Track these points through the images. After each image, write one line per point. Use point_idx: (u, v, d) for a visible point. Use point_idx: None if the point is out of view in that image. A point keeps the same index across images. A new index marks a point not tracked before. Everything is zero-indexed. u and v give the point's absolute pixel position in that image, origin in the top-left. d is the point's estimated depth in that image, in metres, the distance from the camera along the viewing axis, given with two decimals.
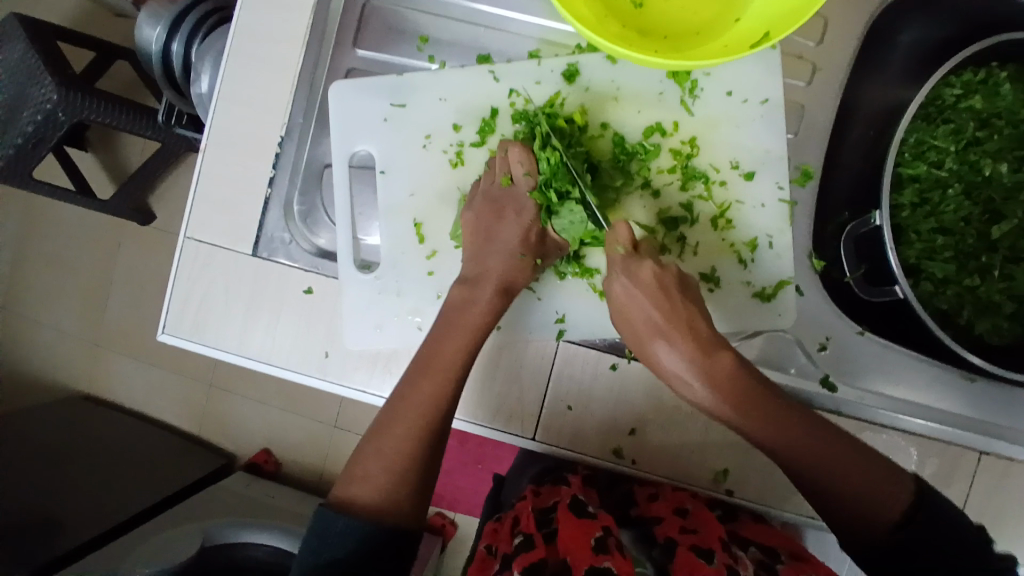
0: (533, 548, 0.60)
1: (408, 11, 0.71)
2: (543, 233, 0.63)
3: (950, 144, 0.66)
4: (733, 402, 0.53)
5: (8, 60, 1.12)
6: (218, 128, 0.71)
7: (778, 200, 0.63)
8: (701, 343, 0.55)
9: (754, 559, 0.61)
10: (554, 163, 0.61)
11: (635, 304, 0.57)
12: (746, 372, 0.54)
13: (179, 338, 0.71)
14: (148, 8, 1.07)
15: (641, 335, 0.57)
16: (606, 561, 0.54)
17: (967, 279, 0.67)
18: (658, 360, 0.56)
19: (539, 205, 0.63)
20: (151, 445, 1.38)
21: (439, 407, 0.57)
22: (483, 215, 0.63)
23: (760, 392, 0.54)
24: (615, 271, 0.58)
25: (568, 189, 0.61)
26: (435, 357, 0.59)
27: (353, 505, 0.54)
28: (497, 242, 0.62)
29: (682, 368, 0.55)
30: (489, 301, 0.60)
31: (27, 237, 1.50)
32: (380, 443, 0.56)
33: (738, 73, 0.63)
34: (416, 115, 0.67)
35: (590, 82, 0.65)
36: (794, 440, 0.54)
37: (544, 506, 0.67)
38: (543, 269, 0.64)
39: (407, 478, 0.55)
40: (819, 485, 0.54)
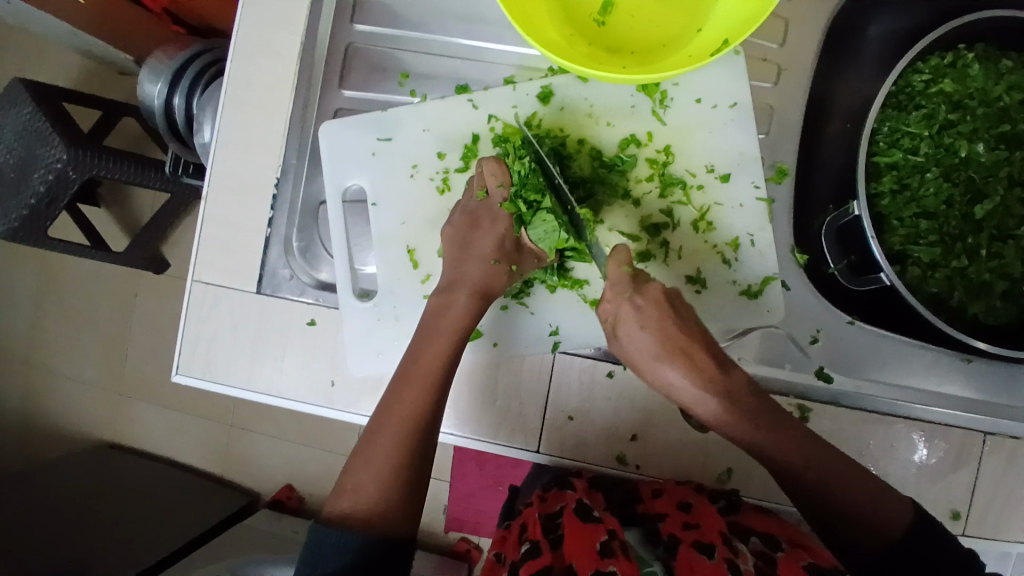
0: (538, 555, 0.61)
1: (388, 51, 0.74)
2: (518, 240, 0.65)
3: (924, 130, 0.67)
4: (747, 419, 0.57)
5: (14, 125, 1.17)
6: (216, 175, 0.74)
7: (755, 199, 0.65)
8: (713, 364, 0.58)
9: (755, 550, 0.59)
10: (524, 174, 0.64)
11: (650, 328, 0.58)
12: (756, 393, 0.58)
13: (192, 377, 0.74)
14: (148, 67, 1.12)
15: (652, 357, 0.59)
16: (610, 565, 0.55)
17: (955, 261, 0.67)
18: (669, 380, 0.58)
19: (512, 215, 0.65)
20: (176, 488, 1.41)
21: (424, 414, 0.59)
22: (460, 229, 0.65)
23: (769, 412, 0.57)
24: (623, 298, 0.60)
25: (539, 198, 0.63)
26: (416, 367, 0.61)
27: (347, 517, 0.55)
28: (473, 252, 0.64)
29: (694, 387, 0.57)
30: (468, 308, 0.62)
31: (45, 293, 1.55)
32: (370, 453, 0.58)
33: (706, 80, 0.65)
34: (402, 147, 0.70)
35: (564, 102, 0.67)
36: (809, 462, 0.57)
37: (551, 512, 0.68)
38: (519, 276, 0.65)
39: (398, 486, 0.56)
40: (827, 505, 0.57)
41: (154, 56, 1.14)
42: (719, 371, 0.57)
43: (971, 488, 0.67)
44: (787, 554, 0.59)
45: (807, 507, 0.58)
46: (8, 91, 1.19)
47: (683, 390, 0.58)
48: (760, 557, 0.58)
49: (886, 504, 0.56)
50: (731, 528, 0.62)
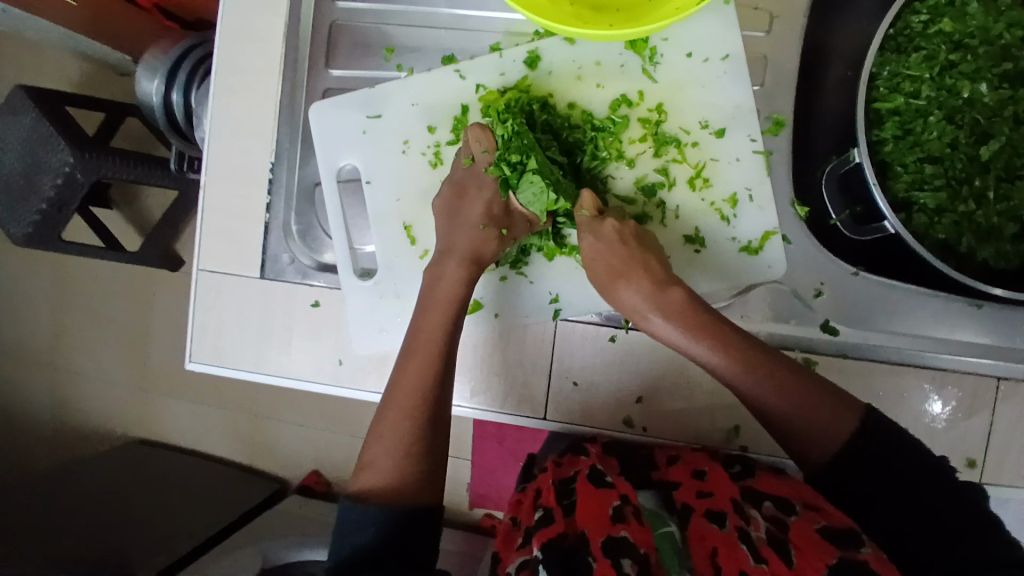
0: (551, 523, 0.60)
1: (373, 27, 0.73)
2: (507, 204, 0.64)
3: (924, 72, 0.65)
4: (693, 329, 0.58)
5: (20, 130, 1.20)
6: (214, 164, 0.75)
7: (752, 152, 0.64)
8: (658, 280, 0.60)
9: (768, 515, 0.59)
10: (508, 137, 0.63)
11: (599, 257, 0.61)
12: (703, 307, 0.59)
13: (205, 364, 0.76)
14: (144, 63, 1.14)
15: (605, 280, 0.61)
16: (622, 530, 0.57)
17: (962, 206, 0.65)
18: (621, 299, 0.61)
19: (497, 179, 0.64)
20: (204, 479, 1.46)
21: (433, 386, 0.60)
22: (448, 199, 0.65)
23: (719, 325, 0.59)
24: (582, 231, 0.62)
25: (524, 158, 0.61)
26: (416, 341, 0.61)
27: (368, 493, 0.57)
28: (463, 220, 0.64)
29: (642, 304, 0.60)
30: (460, 273, 0.63)
31: (66, 298, 1.60)
32: (383, 430, 0.58)
33: (695, 34, 0.64)
34: (392, 123, 0.70)
35: (552, 66, 0.66)
36: (761, 377, 0.58)
37: (565, 477, 0.68)
38: (511, 241, 0.65)
39: (413, 457, 0.58)
40: (781, 421, 0.58)
41: (150, 52, 1.15)
42: (662, 286, 0.59)
43: (987, 435, 0.66)
44: (800, 518, 0.59)
45: (769, 426, 0.60)
46: (10, 98, 1.21)
47: (636, 308, 0.60)
48: (772, 522, 0.58)
49: (835, 415, 0.58)
50: (743, 493, 0.63)
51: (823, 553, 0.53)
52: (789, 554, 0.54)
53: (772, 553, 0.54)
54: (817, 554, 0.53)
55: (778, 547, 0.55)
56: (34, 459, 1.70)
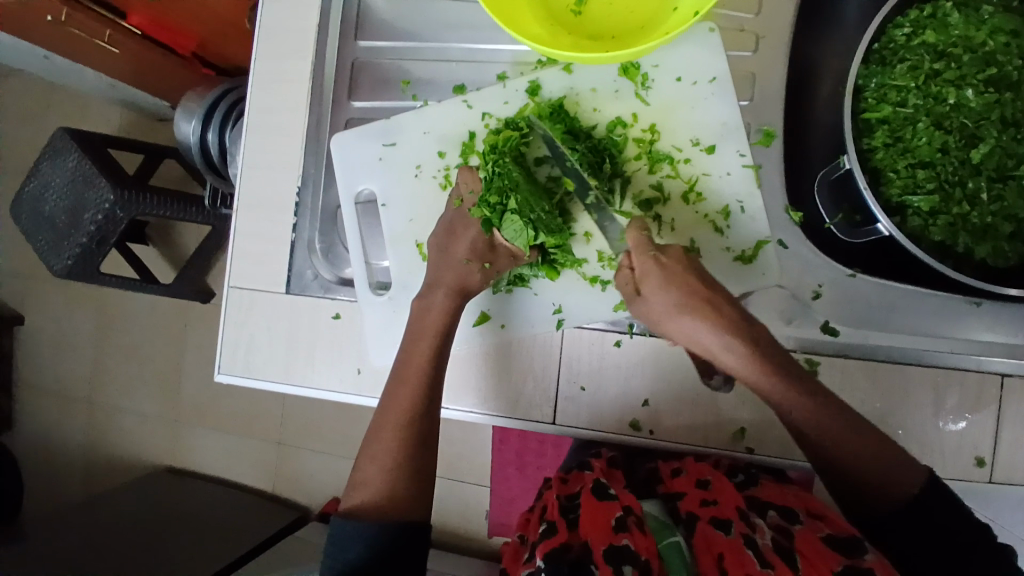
0: (554, 534, 0.64)
1: (390, 62, 0.80)
2: (491, 239, 0.68)
3: (910, 81, 0.69)
4: (765, 362, 0.60)
5: (65, 170, 1.30)
6: (245, 192, 0.82)
7: (742, 167, 0.67)
8: (731, 314, 0.62)
9: (773, 523, 0.65)
10: (491, 178, 0.67)
11: (673, 283, 0.62)
12: (772, 345, 0.61)
13: (234, 375, 0.81)
14: (183, 107, 1.24)
15: (674, 308, 0.62)
16: (624, 539, 0.60)
17: (957, 207, 0.68)
18: (690, 326, 0.62)
19: (480, 220, 0.68)
20: (229, 507, 1.50)
21: (421, 407, 0.63)
22: (440, 238, 0.70)
23: (786, 362, 0.61)
24: (646, 257, 0.64)
25: (502, 202, 0.66)
26: (406, 369, 0.65)
27: (359, 511, 0.61)
28: (449, 256, 0.69)
29: (715, 332, 0.61)
30: (446, 305, 0.67)
31: (106, 332, 1.69)
32: (375, 449, 0.63)
33: (683, 59, 0.68)
34: (406, 150, 0.75)
35: (551, 94, 0.71)
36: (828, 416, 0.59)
37: (571, 493, 0.71)
38: (495, 273, 0.69)
39: (401, 477, 0.61)
40: (844, 462, 0.59)
41: (188, 96, 1.25)
42: (743, 320, 0.62)
43: (992, 434, 0.66)
44: (805, 526, 0.63)
45: (826, 466, 0.60)
46: (58, 142, 1.31)
47: (708, 336, 0.61)
48: (777, 530, 0.64)
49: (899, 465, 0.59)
50: (747, 502, 0.68)
51: (826, 560, 0.58)
52: (795, 560, 0.58)
53: (777, 558, 0.59)
54: (821, 558, 0.58)
55: (784, 554, 0.60)
56: (67, 488, 1.76)
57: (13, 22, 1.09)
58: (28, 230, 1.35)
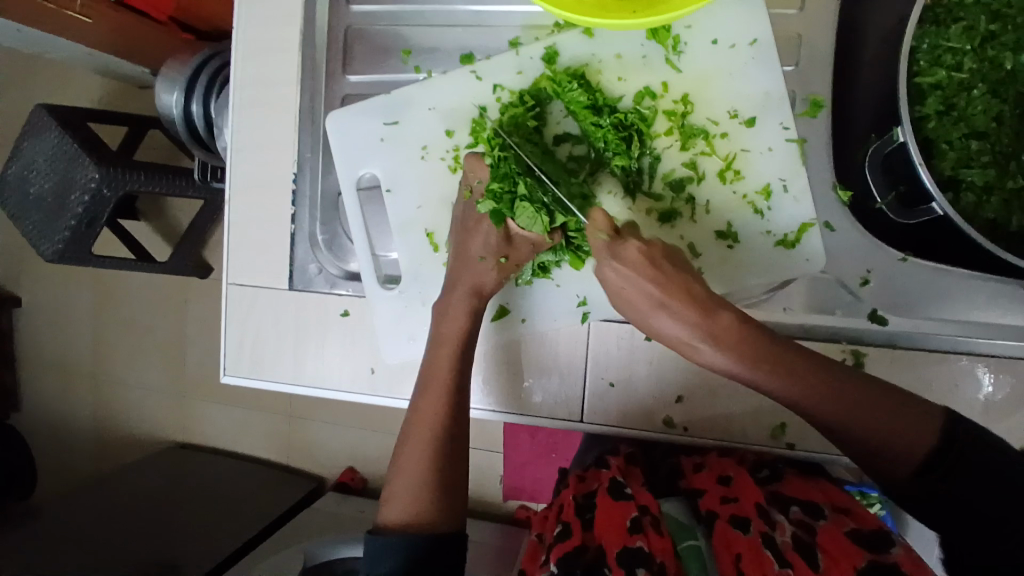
0: (569, 536, 0.60)
1: (388, 29, 0.72)
2: (506, 231, 0.62)
3: (965, 44, 0.62)
4: (748, 357, 0.54)
5: (45, 148, 1.23)
6: (238, 177, 0.75)
7: (785, 141, 0.61)
8: (702, 305, 0.54)
9: (795, 520, 0.59)
10: (496, 163, 0.61)
11: (633, 285, 0.55)
12: (753, 328, 0.54)
13: (240, 377, 0.77)
14: (163, 76, 1.16)
15: (643, 311, 0.56)
16: (638, 540, 0.56)
17: (1011, 182, 0.61)
18: (664, 329, 0.56)
19: (490, 212, 0.61)
20: (243, 480, 1.50)
21: (448, 417, 0.60)
22: (456, 232, 0.64)
23: (770, 346, 0.54)
24: (603, 258, 0.56)
25: (514, 192, 0.60)
26: (431, 375, 0.62)
27: (393, 526, 0.57)
28: (466, 253, 0.63)
29: (687, 334, 0.55)
30: (464, 305, 0.62)
31: (104, 309, 1.65)
32: (403, 462, 0.59)
33: (720, 19, 0.61)
34: (410, 129, 0.68)
35: (571, 61, 0.64)
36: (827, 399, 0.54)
37: (587, 492, 0.68)
38: (512, 268, 0.64)
39: (435, 489, 0.57)
40: (845, 432, 0.55)
41: (167, 64, 1.17)
42: (709, 315, 0.54)
43: None
44: (830, 522, 0.57)
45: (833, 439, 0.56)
46: (35, 118, 1.24)
47: (680, 338, 0.55)
48: (800, 526, 0.58)
49: (903, 419, 0.53)
50: (770, 499, 0.63)
51: (850, 558, 0.52)
52: (817, 559, 0.53)
53: (797, 557, 0.54)
54: (846, 555, 0.52)
55: (805, 551, 0.54)
56: (79, 465, 1.76)
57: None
58: (12, 211, 1.28)
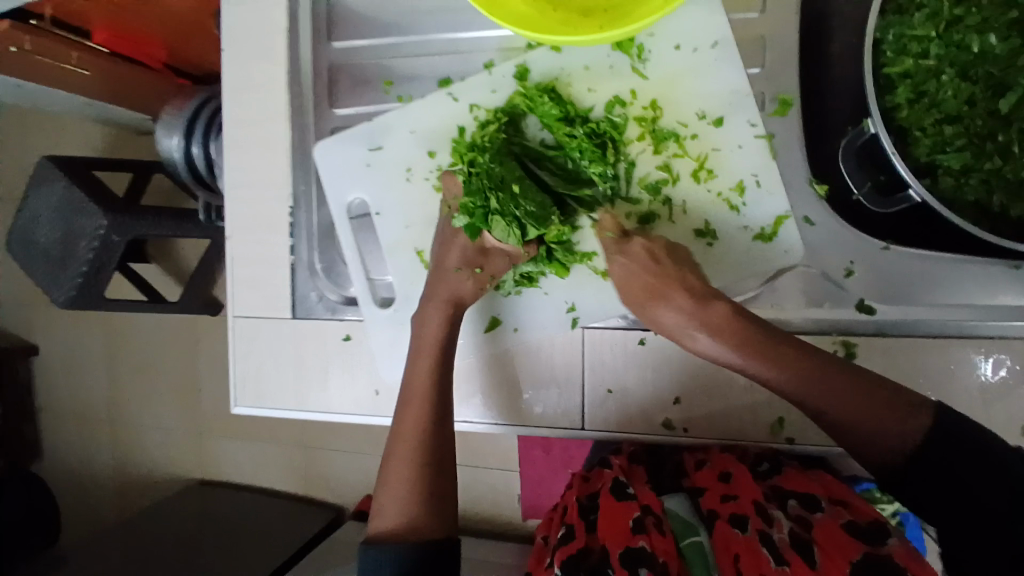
0: (572, 539, 0.61)
1: (368, 62, 0.75)
2: (483, 243, 0.65)
3: (930, 31, 0.62)
4: (736, 341, 0.58)
5: (51, 200, 1.27)
6: (234, 215, 0.78)
7: (754, 138, 0.62)
8: (694, 294, 0.60)
9: (793, 514, 0.58)
10: (470, 179, 0.64)
11: (633, 277, 0.62)
12: (747, 318, 0.59)
13: (250, 407, 0.79)
14: (162, 122, 1.21)
15: (644, 303, 0.62)
16: (640, 541, 0.56)
17: (988, 162, 0.62)
18: (662, 319, 0.61)
19: (466, 226, 0.64)
20: (264, 513, 1.51)
21: (428, 429, 0.61)
22: (437, 246, 0.67)
23: (765, 335, 0.58)
24: (611, 254, 0.63)
25: (488, 207, 0.62)
26: (410, 390, 0.63)
27: (381, 535, 0.58)
28: (442, 267, 0.65)
29: (680, 321, 0.60)
30: (442, 320, 0.64)
31: (119, 354, 1.69)
32: (387, 476, 0.60)
33: (681, 24, 0.63)
34: (393, 154, 0.71)
35: (541, 77, 0.66)
36: (821, 387, 0.56)
37: (591, 492, 0.68)
38: (489, 278, 0.65)
39: (418, 501, 0.58)
40: (842, 425, 0.56)
41: (166, 110, 1.22)
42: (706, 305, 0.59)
43: None
44: (826, 514, 0.57)
45: (834, 434, 0.58)
46: (40, 171, 1.28)
47: (676, 327, 0.61)
48: (798, 522, 0.57)
49: (895, 414, 0.54)
50: (770, 493, 0.62)
51: (845, 553, 0.52)
52: (813, 556, 0.53)
53: (796, 556, 0.53)
54: (840, 551, 0.52)
55: (800, 547, 0.54)
56: (102, 509, 1.78)
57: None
58: (22, 263, 1.33)
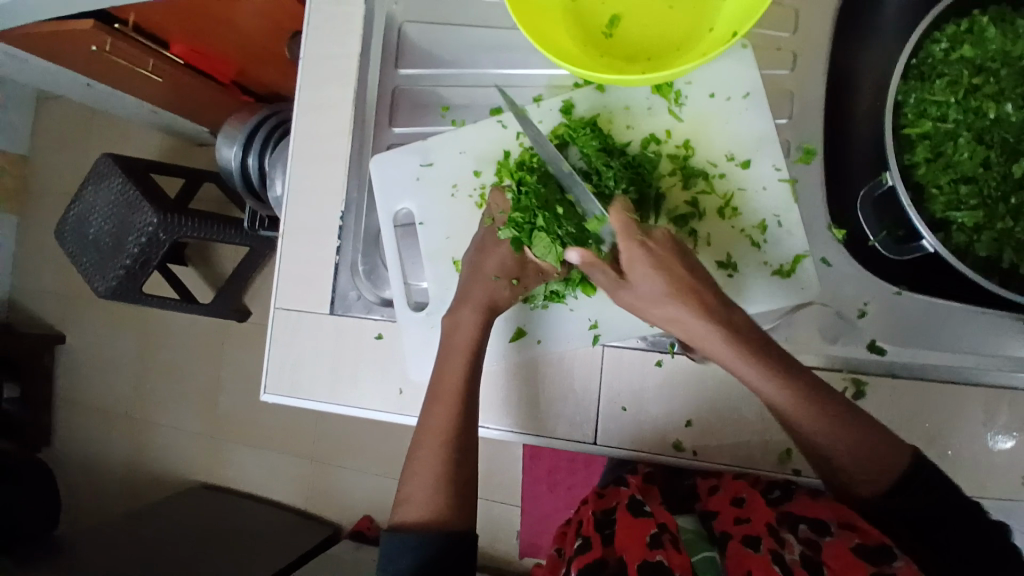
0: (589, 550, 0.62)
1: (428, 89, 0.83)
2: (523, 257, 0.69)
3: (949, 97, 0.67)
4: (755, 355, 0.56)
5: (108, 194, 1.35)
6: (290, 215, 0.85)
7: (778, 181, 0.67)
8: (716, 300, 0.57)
9: (803, 538, 0.60)
10: (518, 197, 0.69)
11: (658, 271, 0.57)
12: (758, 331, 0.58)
13: (279, 395, 0.83)
14: (224, 134, 1.30)
15: (659, 298, 0.58)
16: (658, 555, 0.57)
17: (1000, 223, 0.66)
18: (675, 319, 0.58)
19: (510, 239, 0.69)
20: (265, 522, 1.53)
21: (457, 426, 0.64)
22: (473, 254, 0.71)
23: (776, 350, 0.57)
24: (632, 242, 0.58)
25: (533, 222, 0.67)
26: (441, 387, 0.66)
27: (406, 523, 0.62)
28: (482, 272, 0.69)
29: (700, 326, 0.57)
30: (473, 321, 0.68)
31: (146, 351, 1.75)
32: (415, 467, 0.63)
33: (716, 75, 0.69)
34: (442, 171, 0.77)
35: (585, 112, 0.72)
36: (815, 406, 0.57)
37: (606, 508, 0.70)
38: (523, 288, 0.70)
39: (443, 493, 0.62)
40: (818, 440, 0.58)
41: (229, 123, 1.31)
42: (712, 302, 0.56)
43: None
44: (836, 538, 0.58)
45: (803, 443, 0.60)
46: (100, 167, 1.37)
47: (690, 327, 0.57)
48: (808, 546, 0.59)
49: (872, 438, 0.58)
50: (781, 518, 0.63)
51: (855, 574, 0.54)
52: None
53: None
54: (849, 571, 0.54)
55: (812, 569, 0.56)
56: (106, 504, 1.81)
57: (62, 48, 1.17)
58: (72, 251, 1.41)
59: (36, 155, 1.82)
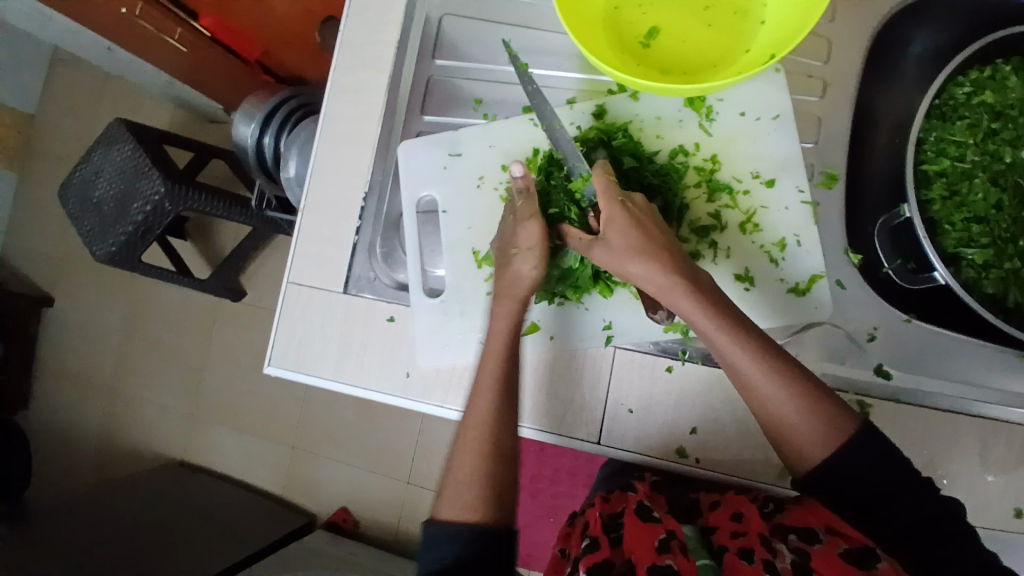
0: (598, 549, 0.64)
1: (461, 82, 0.84)
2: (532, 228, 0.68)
3: (968, 138, 0.70)
4: (718, 312, 0.57)
5: (117, 158, 1.34)
6: (311, 192, 0.84)
7: (800, 202, 0.69)
8: (683, 259, 0.59)
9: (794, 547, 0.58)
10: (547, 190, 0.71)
11: (633, 229, 0.60)
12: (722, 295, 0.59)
13: (283, 369, 0.81)
14: (242, 111, 1.30)
15: (628, 254, 0.60)
16: (667, 559, 0.58)
17: (1009, 262, 0.68)
18: (641, 275, 0.59)
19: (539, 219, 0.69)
20: (241, 504, 1.51)
21: (498, 420, 0.65)
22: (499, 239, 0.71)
23: (737, 313, 0.59)
24: (610, 198, 0.61)
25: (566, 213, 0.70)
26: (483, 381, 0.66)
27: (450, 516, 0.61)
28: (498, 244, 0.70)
29: (666, 280, 0.58)
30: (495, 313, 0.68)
31: (135, 323, 1.73)
32: (459, 461, 0.63)
33: (748, 95, 0.71)
34: (469, 162, 0.78)
35: (617, 118, 0.73)
36: (776, 373, 0.58)
37: (613, 511, 0.71)
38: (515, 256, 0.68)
39: (488, 488, 0.62)
40: (781, 415, 0.58)
41: (247, 101, 1.31)
42: (675, 255, 0.59)
43: None
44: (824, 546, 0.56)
45: (766, 421, 0.60)
46: (111, 131, 1.36)
47: (657, 283, 0.59)
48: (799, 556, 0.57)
49: (835, 416, 0.58)
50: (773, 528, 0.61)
51: None
52: None
53: None
54: None
55: None
56: (75, 475, 1.77)
57: (91, 10, 1.16)
58: (73, 213, 1.39)
59: (44, 115, 1.80)
